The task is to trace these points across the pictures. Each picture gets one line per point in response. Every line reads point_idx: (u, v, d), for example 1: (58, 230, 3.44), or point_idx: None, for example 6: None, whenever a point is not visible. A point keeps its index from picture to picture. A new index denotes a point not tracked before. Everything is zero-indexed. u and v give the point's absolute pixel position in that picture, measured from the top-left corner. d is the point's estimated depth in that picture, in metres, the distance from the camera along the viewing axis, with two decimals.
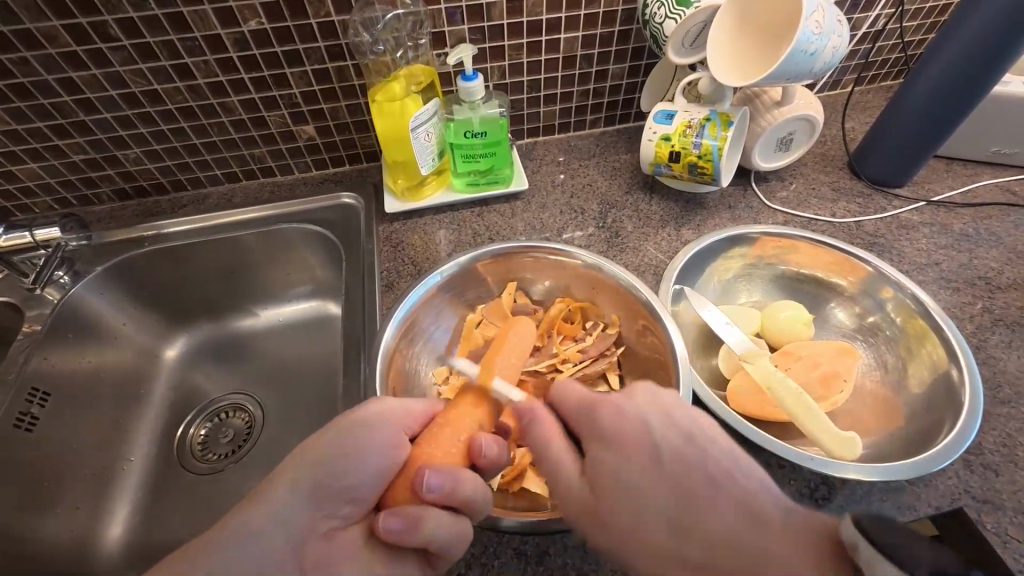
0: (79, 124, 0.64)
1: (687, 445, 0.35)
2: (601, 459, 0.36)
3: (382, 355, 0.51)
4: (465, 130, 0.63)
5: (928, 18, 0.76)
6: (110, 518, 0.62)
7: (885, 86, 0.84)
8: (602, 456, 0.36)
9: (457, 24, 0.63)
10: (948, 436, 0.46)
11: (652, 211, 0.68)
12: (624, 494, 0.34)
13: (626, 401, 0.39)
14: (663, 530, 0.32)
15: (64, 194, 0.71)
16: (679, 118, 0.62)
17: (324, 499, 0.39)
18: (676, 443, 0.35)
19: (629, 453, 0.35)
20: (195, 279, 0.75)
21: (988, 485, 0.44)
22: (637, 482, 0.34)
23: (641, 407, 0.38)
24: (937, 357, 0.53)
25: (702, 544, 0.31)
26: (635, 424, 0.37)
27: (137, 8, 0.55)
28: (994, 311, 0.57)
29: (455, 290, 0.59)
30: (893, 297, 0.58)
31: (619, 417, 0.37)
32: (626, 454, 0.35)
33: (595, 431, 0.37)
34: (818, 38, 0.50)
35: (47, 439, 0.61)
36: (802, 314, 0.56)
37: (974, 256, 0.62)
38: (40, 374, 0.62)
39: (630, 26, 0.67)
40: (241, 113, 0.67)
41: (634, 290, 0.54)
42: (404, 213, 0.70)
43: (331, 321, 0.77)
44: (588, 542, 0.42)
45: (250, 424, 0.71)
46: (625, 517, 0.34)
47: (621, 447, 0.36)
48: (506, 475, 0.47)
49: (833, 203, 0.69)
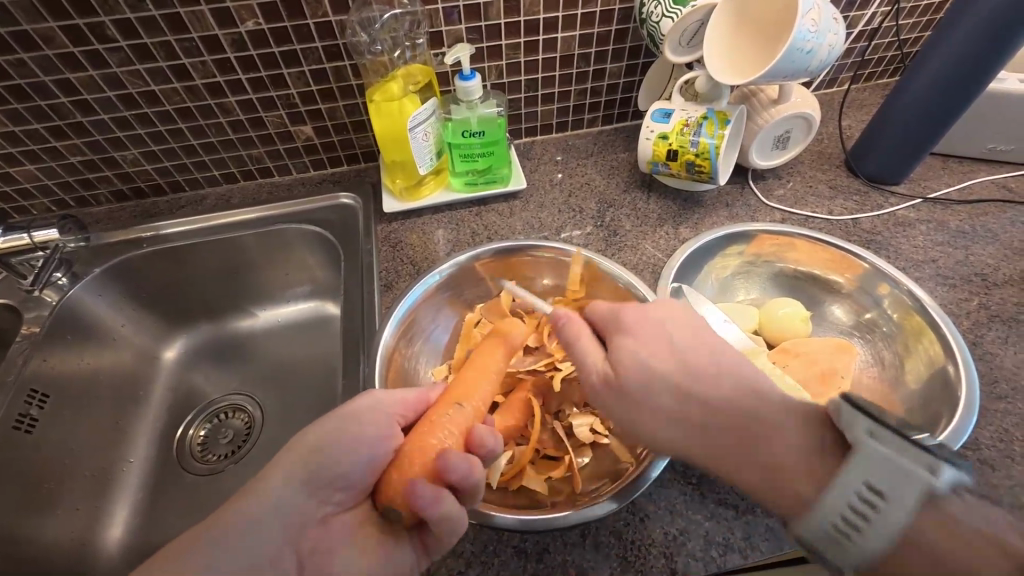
0: (76, 125, 0.64)
1: (718, 375, 0.39)
2: (625, 348, 0.42)
3: (381, 354, 0.51)
4: (464, 130, 0.64)
5: (923, 15, 0.76)
6: (110, 519, 0.63)
7: (881, 84, 0.85)
8: (632, 349, 0.42)
9: (455, 24, 0.63)
10: (945, 431, 0.46)
11: (650, 210, 0.68)
12: (652, 412, 0.40)
13: (641, 335, 0.43)
14: (669, 399, 0.39)
15: (61, 195, 0.71)
16: (676, 116, 0.62)
17: (326, 491, 0.40)
18: (703, 362, 0.40)
19: (649, 343, 0.42)
20: (194, 280, 0.75)
21: (985, 480, 0.44)
22: (658, 366, 0.41)
23: (669, 330, 0.43)
24: (934, 354, 0.53)
25: (704, 410, 0.38)
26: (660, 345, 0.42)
27: (134, 8, 0.55)
28: (990, 307, 0.57)
29: (453, 289, 0.59)
30: (889, 294, 0.58)
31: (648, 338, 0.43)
32: (651, 351, 0.42)
33: (622, 330, 0.44)
34: (815, 36, 0.51)
35: (46, 441, 0.61)
36: (799, 310, 0.56)
37: (971, 252, 0.62)
38: (39, 376, 0.62)
39: (627, 25, 0.67)
40: (239, 114, 0.67)
41: (632, 289, 0.54)
42: (403, 213, 0.70)
43: (330, 321, 0.77)
44: (588, 539, 0.42)
45: (249, 424, 0.71)
46: (636, 382, 0.41)
47: (639, 336, 0.43)
48: (505, 472, 0.47)
49: (830, 201, 0.69)
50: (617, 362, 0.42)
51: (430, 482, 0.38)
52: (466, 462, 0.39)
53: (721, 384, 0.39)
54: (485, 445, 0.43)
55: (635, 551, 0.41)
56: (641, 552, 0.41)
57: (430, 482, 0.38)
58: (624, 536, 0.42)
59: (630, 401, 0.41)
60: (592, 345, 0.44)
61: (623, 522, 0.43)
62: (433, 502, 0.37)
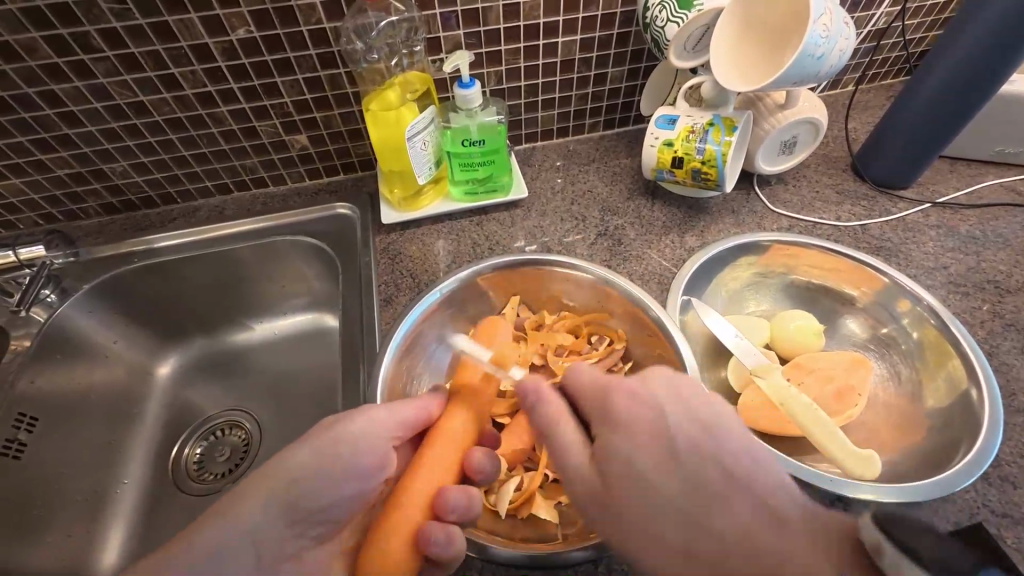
0: (61, 137, 0.62)
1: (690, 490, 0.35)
2: (613, 443, 0.37)
3: (382, 379, 0.49)
4: (463, 138, 0.62)
5: (930, 16, 0.75)
6: (105, 543, 0.61)
7: (886, 84, 0.83)
8: (614, 441, 0.37)
9: (453, 29, 0.61)
10: (970, 453, 0.45)
11: (654, 218, 0.66)
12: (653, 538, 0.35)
13: (643, 387, 0.39)
14: (674, 527, 0.34)
15: (49, 209, 0.69)
16: (681, 123, 0.61)
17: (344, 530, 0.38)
18: (693, 438, 0.36)
19: (642, 442, 0.37)
20: (188, 293, 0.73)
21: (1007, 498, 0.43)
22: (654, 476, 0.35)
23: (659, 396, 0.39)
24: (957, 375, 0.51)
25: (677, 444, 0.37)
26: (648, 411, 0.38)
27: (120, 17, 0.53)
28: (1004, 314, 0.56)
29: (456, 306, 0.58)
30: (910, 310, 0.57)
31: (635, 407, 0.38)
32: (647, 453, 0.36)
33: (609, 418, 0.39)
34: (826, 41, 0.49)
35: (34, 465, 0.59)
36: (812, 324, 0.55)
37: (983, 258, 0.61)
38: (26, 398, 0.60)
39: (629, 29, 0.65)
40: (231, 124, 0.65)
41: (643, 305, 0.53)
42: (401, 224, 0.68)
43: (327, 333, 0.75)
44: (600, 568, 0.41)
45: (247, 442, 0.69)
46: (634, 505, 0.35)
47: (635, 433, 0.37)
48: (514, 500, 0.45)
49: (837, 206, 0.67)
50: (607, 469, 0.37)
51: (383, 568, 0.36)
52: (428, 535, 0.37)
53: (715, 477, 0.34)
54: (454, 510, 0.40)
55: None
56: None
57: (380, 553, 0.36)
58: None
59: (623, 518, 0.35)
60: (576, 439, 0.40)
61: None
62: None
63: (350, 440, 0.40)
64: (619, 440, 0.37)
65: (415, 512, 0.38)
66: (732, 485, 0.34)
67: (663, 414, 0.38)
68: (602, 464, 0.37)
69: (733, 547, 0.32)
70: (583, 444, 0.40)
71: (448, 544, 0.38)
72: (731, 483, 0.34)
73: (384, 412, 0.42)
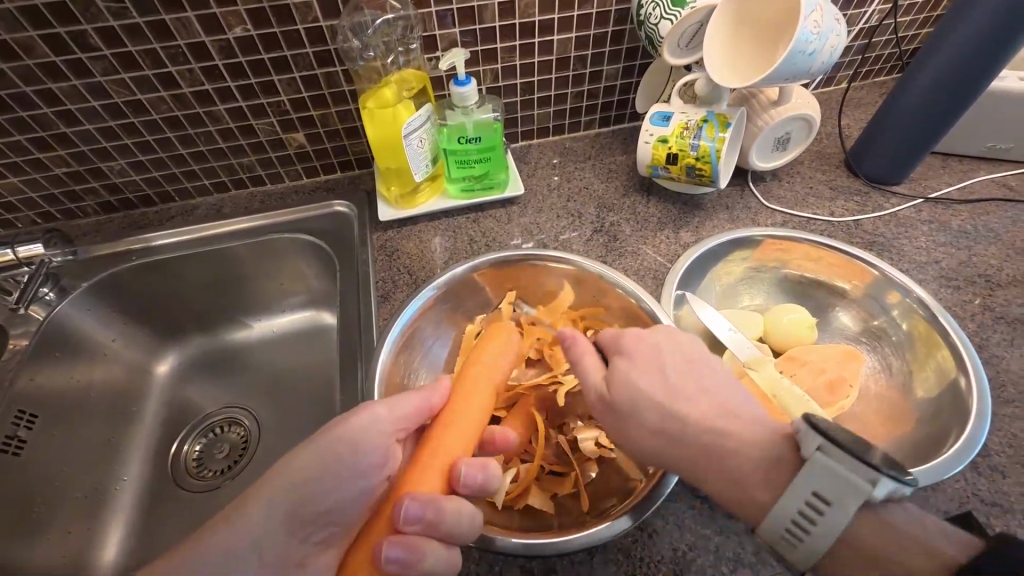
0: (59, 136, 0.62)
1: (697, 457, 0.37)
2: (619, 368, 0.42)
3: (380, 372, 0.49)
4: (459, 136, 0.62)
5: (922, 13, 0.75)
6: (105, 539, 0.61)
7: (879, 81, 0.84)
8: (619, 366, 0.42)
9: (449, 27, 0.61)
10: (960, 439, 0.46)
11: (650, 214, 0.67)
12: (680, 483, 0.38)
13: (647, 332, 0.44)
14: (655, 413, 0.40)
15: (46, 208, 0.69)
16: (676, 119, 0.61)
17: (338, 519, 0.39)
18: (680, 364, 0.42)
19: (643, 367, 0.42)
20: (186, 291, 0.73)
21: (996, 487, 0.44)
22: (647, 388, 0.41)
23: (659, 339, 0.44)
24: (946, 364, 0.52)
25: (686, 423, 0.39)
26: (648, 350, 0.43)
27: (118, 16, 0.54)
28: (995, 308, 0.56)
29: (452, 301, 0.58)
30: (899, 302, 0.57)
31: (636, 343, 0.43)
32: (647, 375, 0.41)
33: (621, 352, 0.43)
34: (817, 38, 0.50)
35: (34, 463, 0.59)
36: (806, 317, 0.56)
37: (974, 252, 0.62)
38: (26, 395, 0.61)
39: (624, 27, 0.66)
40: (229, 122, 0.66)
41: (637, 299, 0.53)
42: (398, 221, 0.69)
43: (325, 330, 0.75)
44: (595, 558, 0.41)
45: (246, 438, 0.70)
46: (626, 405, 0.40)
47: (635, 357, 0.42)
48: (510, 491, 0.46)
49: (831, 202, 0.68)
50: (612, 380, 0.42)
51: (402, 544, 0.36)
52: (429, 510, 0.37)
53: (702, 410, 0.39)
54: (468, 485, 0.40)
55: (643, 568, 0.41)
56: (649, 569, 0.41)
57: (391, 557, 0.36)
58: (632, 553, 0.41)
59: (622, 416, 0.41)
60: (591, 363, 0.45)
61: (631, 539, 0.42)
62: (409, 562, 0.36)
63: (350, 438, 0.40)
64: (621, 364, 0.42)
65: (433, 478, 0.40)
66: (720, 415, 0.39)
67: (658, 349, 0.43)
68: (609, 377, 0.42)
69: (705, 434, 0.38)
70: (598, 369, 0.44)
71: (461, 517, 0.39)
72: (707, 397, 0.40)
73: (380, 410, 0.42)
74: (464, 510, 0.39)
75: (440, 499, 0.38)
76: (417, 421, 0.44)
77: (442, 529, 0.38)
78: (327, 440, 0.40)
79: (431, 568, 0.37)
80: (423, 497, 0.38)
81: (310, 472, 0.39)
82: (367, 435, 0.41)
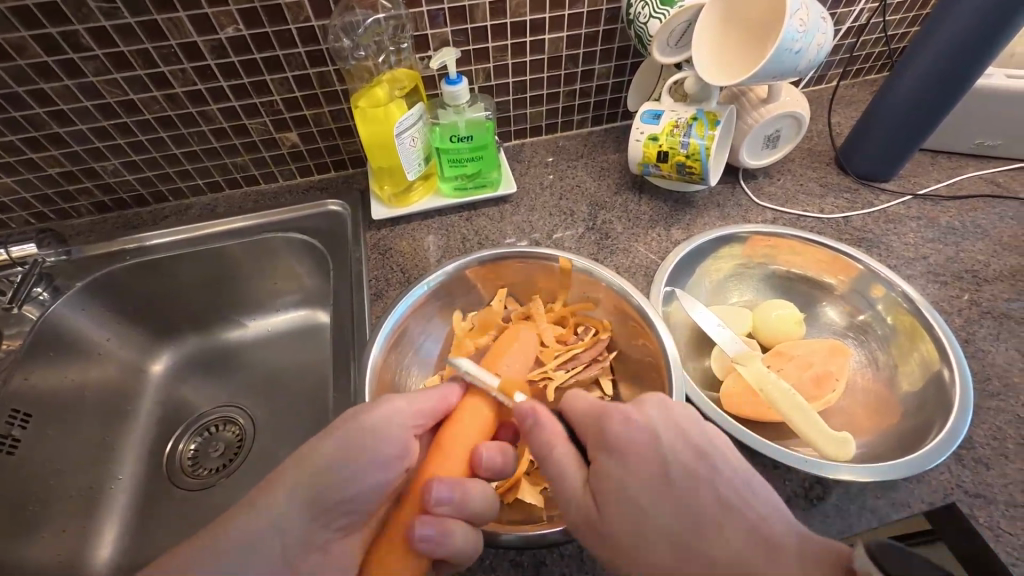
0: (52, 136, 0.62)
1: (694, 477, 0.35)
2: (602, 466, 0.37)
3: (371, 368, 0.50)
4: (451, 134, 0.63)
5: (910, 11, 0.76)
6: (100, 537, 0.61)
7: (870, 79, 0.85)
8: (611, 469, 0.36)
9: (440, 27, 0.62)
10: (942, 432, 0.46)
11: (641, 212, 0.67)
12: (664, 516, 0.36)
13: (636, 410, 0.39)
14: (665, 510, 0.34)
15: (40, 208, 0.69)
16: (666, 117, 0.62)
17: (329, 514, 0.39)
18: (687, 461, 0.36)
19: (636, 465, 0.36)
20: (181, 290, 0.73)
21: (980, 479, 0.44)
22: (645, 503, 0.34)
23: (652, 420, 0.38)
24: (929, 356, 0.53)
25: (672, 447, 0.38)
26: (645, 435, 0.37)
27: (109, 16, 0.54)
28: (981, 303, 0.57)
29: (444, 298, 0.59)
30: (883, 296, 0.58)
31: (626, 430, 0.37)
32: (638, 477, 0.35)
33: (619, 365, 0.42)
34: (803, 35, 0.50)
35: (28, 462, 0.60)
36: (793, 313, 0.56)
37: (961, 248, 0.62)
38: (20, 394, 0.61)
39: (615, 26, 0.66)
40: (222, 121, 0.66)
41: (626, 295, 0.54)
42: (391, 220, 0.69)
43: (319, 329, 0.76)
44: (585, 552, 0.42)
45: (241, 437, 0.70)
46: (627, 525, 0.34)
47: (628, 456, 0.36)
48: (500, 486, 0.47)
49: (820, 199, 0.69)
50: (599, 490, 0.36)
51: (433, 523, 0.38)
52: (456, 491, 0.39)
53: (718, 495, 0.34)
54: (488, 468, 0.42)
55: None
56: None
57: (424, 536, 0.37)
58: None
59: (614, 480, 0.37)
60: (571, 460, 0.39)
61: None
62: (440, 540, 0.37)
63: (370, 430, 0.41)
64: (611, 464, 0.36)
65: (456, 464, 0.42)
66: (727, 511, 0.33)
67: (656, 434, 0.37)
68: (596, 486, 0.37)
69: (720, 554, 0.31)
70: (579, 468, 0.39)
71: (485, 497, 0.40)
72: (725, 511, 0.33)
73: (399, 404, 0.43)
74: (488, 492, 0.40)
75: (465, 482, 0.40)
76: (433, 416, 0.45)
77: (469, 510, 0.39)
78: (348, 433, 0.40)
79: (460, 547, 0.38)
80: (450, 479, 0.39)
81: (302, 468, 0.40)
82: (388, 427, 0.41)
